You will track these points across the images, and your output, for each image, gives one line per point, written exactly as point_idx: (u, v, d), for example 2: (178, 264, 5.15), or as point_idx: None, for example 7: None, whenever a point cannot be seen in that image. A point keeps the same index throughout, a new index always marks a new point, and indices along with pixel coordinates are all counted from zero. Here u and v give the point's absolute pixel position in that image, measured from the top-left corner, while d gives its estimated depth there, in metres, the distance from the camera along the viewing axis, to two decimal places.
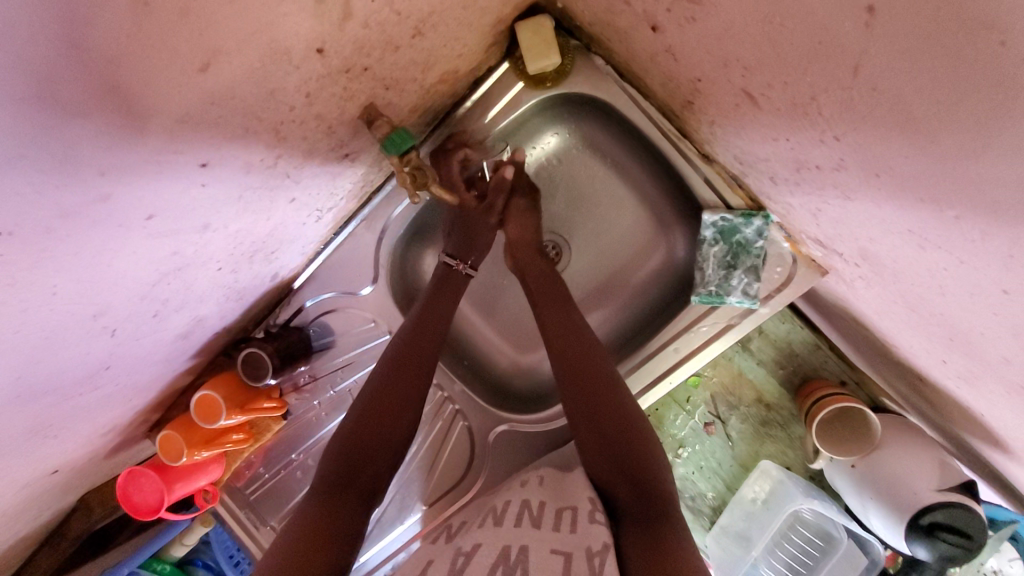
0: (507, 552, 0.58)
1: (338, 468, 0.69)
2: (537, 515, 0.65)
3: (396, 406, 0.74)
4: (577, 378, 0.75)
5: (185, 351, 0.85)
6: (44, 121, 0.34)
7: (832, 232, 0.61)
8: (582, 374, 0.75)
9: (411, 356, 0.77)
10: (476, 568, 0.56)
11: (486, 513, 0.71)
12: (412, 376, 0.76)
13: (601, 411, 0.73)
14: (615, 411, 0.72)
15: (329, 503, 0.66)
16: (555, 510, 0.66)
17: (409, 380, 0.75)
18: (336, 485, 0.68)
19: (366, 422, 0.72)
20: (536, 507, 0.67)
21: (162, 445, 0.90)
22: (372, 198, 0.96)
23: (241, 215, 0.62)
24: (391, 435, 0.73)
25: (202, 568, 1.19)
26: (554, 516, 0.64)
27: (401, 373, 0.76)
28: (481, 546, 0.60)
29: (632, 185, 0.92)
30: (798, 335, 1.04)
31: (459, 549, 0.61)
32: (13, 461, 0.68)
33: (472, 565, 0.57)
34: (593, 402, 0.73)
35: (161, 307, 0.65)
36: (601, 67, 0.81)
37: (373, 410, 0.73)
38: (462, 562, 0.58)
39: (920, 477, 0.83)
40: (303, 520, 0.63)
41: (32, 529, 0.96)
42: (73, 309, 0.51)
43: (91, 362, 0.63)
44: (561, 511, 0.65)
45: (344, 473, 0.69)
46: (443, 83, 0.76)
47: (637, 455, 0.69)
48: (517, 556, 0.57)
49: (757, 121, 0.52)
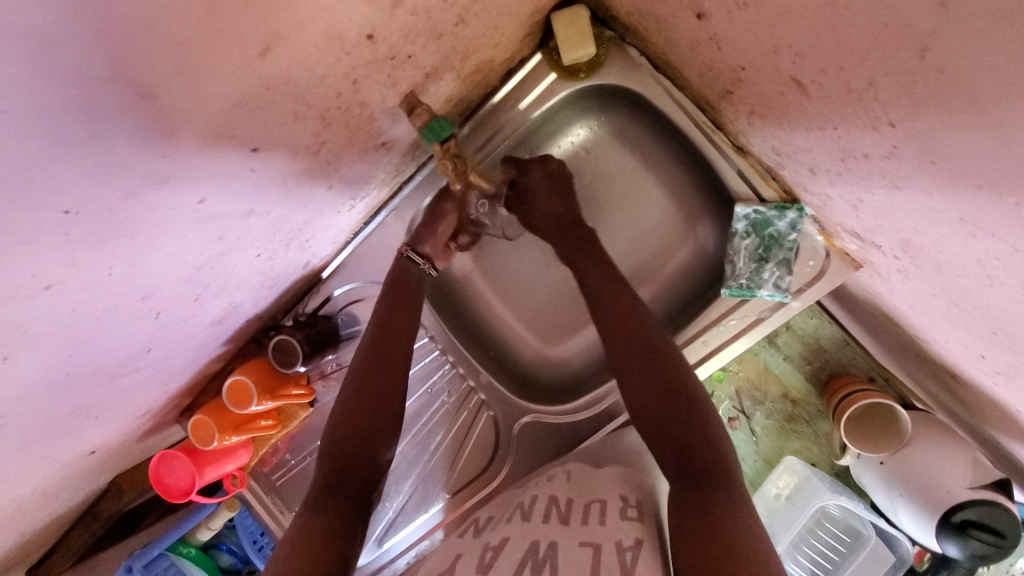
0: (536, 546, 0.59)
1: (330, 469, 0.71)
2: (565, 512, 0.66)
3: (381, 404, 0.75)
4: (628, 354, 0.72)
5: (219, 337, 0.87)
6: (115, 102, 0.34)
7: (873, 224, 0.61)
8: (630, 350, 0.72)
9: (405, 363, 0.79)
10: (507, 559, 0.58)
11: (514, 508, 0.72)
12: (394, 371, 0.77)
13: (650, 382, 0.70)
14: (661, 384, 0.69)
15: (328, 508, 0.68)
16: (582, 506, 0.66)
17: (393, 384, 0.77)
18: (343, 495, 0.70)
19: (354, 420, 0.74)
20: (564, 503, 0.68)
21: (194, 429, 0.91)
22: (403, 188, 0.96)
23: (282, 202, 0.63)
24: (377, 437, 0.74)
25: (226, 552, 1.22)
26: (582, 511, 0.65)
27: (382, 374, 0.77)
28: (509, 540, 0.61)
29: (661, 174, 0.91)
30: (825, 330, 1.03)
31: (488, 544, 0.63)
32: (56, 440, 0.70)
33: (502, 560, 0.58)
34: (638, 378, 0.71)
35: (202, 292, 0.67)
36: (636, 58, 0.81)
37: (360, 411, 0.74)
38: (492, 556, 0.59)
39: (952, 475, 0.82)
40: (304, 522, 0.66)
41: (67, 508, 0.99)
42: (126, 291, 0.52)
43: (135, 344, 0.64)
44: (589, 505, 0.66)
45: (337, 476, 0.71)
46: (478, 73, 0.76)
47: (685, 424, 0.66)
48: (547, 550, 0.57)
49: (803, 109, 0.52)
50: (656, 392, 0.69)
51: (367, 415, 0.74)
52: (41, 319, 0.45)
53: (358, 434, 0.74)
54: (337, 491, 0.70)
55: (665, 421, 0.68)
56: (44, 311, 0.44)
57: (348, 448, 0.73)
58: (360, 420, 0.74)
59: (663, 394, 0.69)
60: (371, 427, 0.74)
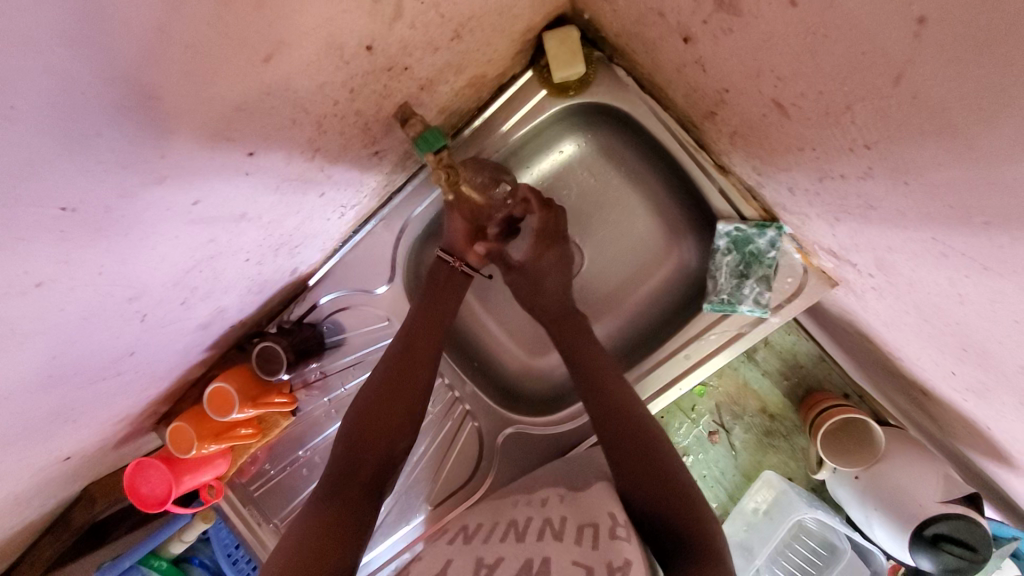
0: (530, 564, 0.60)
1: (340, 464, 0.73)
2: (558, 530, 0.67)
3: (392, 407, 0.77)
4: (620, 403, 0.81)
5: (202, 342, 0.86)
6: (123, 102, 0.35)
7: (849, 242, 0.64)
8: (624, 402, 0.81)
9: (412, 361, 0.81)
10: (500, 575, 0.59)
11: (505, 527, 0.73)
12: (414, 370, 0.80)
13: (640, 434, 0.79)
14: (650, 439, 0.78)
15: (338, 498, 0.69)
16: (576, 526, 0.68)
17: (407, 394, 0.78)
18: (341, 483, 0.71)
19: (367, 416, 0.76)
20: (558, 522, 0.69)
21: (172, 436, 0.91)
22: (393, 198, 0.95)
23: (275, 206, 0.63)
24: (388, 436, 0.75)
25: (198, 566, 1.22)
26: (575, 531, 0.66)
27: (396, 388, 0.78)
28: (504, 559, 0.63)
29: (646, 192, 0.94)
30: (803, 346, 1.06)
31: (481, 560, 0.64)
32: (30, 442, 0.69)
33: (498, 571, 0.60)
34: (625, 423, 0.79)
35: (189, 295, 0.67)
36: (623, 78, 0.84)
37: (373, 420, 0.76)
38: (488, 569, 0.61)
39: (924, 490, 0.84)
40: (314, 516, 0.67)
41: (35, 515, 0.97)
42: (112, 291, 0.52)
43: (120, 346, 0.65)
44: (582, 527, 0.67)
45: (348, 467, 0.72)
46: (472, 88, 0.78)
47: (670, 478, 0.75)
48: (540, 566, 0.60)
49: (783, 131, 0.54)
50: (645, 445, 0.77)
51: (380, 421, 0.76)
52: (29, 316, 0.45)
53: (362, 433, 0.74)
54: (348, 481, 0.71)
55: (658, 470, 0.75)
56: (33, 309, 0.44)
57: (358, 442, 0.74)
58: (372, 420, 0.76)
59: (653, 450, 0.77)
60: (377, 425, 0.75)
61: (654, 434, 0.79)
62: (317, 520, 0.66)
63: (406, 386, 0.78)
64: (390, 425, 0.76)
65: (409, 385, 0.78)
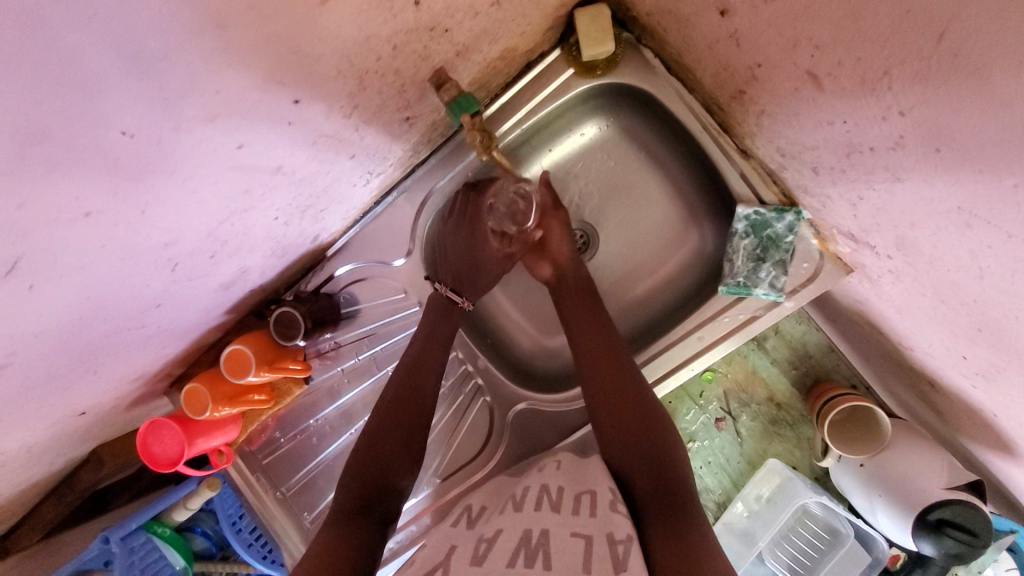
0: (529, 535, 0.60)
1: (352, 497, 0.73)
2: (556, 499, 0.68)
3: (397, 436, 0.80)
4: (608, 379, 0.82)
5: (223, 303, 0.87)
6: (188, 27, 0.36)
7: (870, 222, 0.65)
8: (610, 376, 0.82)
9: (414, 387, 0.85)
10: (499, 553, 0.58)
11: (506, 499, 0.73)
12: (415, 397, 0.84)
13: (629, 404, 0.79)
14: (640, 409, 0.78)
15: (350, 526, 0.69)
16: (573, 495, 0.69)
17: (412, 415, 0.83)
18: (354, 511, 0.71)
19: (374, 444, 0.79)
20: (554, 491, 0.70)
21: (188, 397, 0.92)
22: (415, 171, 0.97)
23: (310, 163, 0.65)
24: (397, 460, 0.78)
25: (201, 534, 1.25)
26: (573, 501, 0.67)
27: (403, 410, 0.82)
28: (503, 531, 0.62)
29: (666, 175, 0.96)
30: (814, 336, 1.07)
31: (482, 534, 0.63)
32: (54, 386, 0.70)
33: (494, 548, 0.59)
34: (612, 395, 0.80)
35: (217, 250, 0.68)
36: (649, 60, 0.85)
37: (378, 446, 0.79)
38: (486, 547, 0.60)
39: (928, 477, 0.86)
40: (328, 540, 0.67)
41: (45, 472, 0.98)
42: (150, 233, 0.53)
43: (148, 295, 0.66)
44: (580, 495, 0.68)
45: (360, 499, 0.73)
46: (503, 61, 0.79)
47: (659, 446, 0.74)
48: (538, 540, 0.59)
49: (814, 105, 0.56)
50: (633, 415, 0.78)
51: (388, 448, 0.79)
52: (75, 246, 0.46)
53: (371, 462, 0.77)
54: (362, 513, 0.72)
55: (646, 439, 0.75)
56: (79, 238, 0.45)
57: (368, 471, 0.76)
58: (381, 449, 0.78)
59: (641, 419, 0.77)
60: (385, 451, 0.78)
61: (641, 398, 0.80)
62: (332, 543, 0.66)
63: (411, 406, 0.83)
64: (396, 452, 0.79)
65: (413, 411, 0.83)
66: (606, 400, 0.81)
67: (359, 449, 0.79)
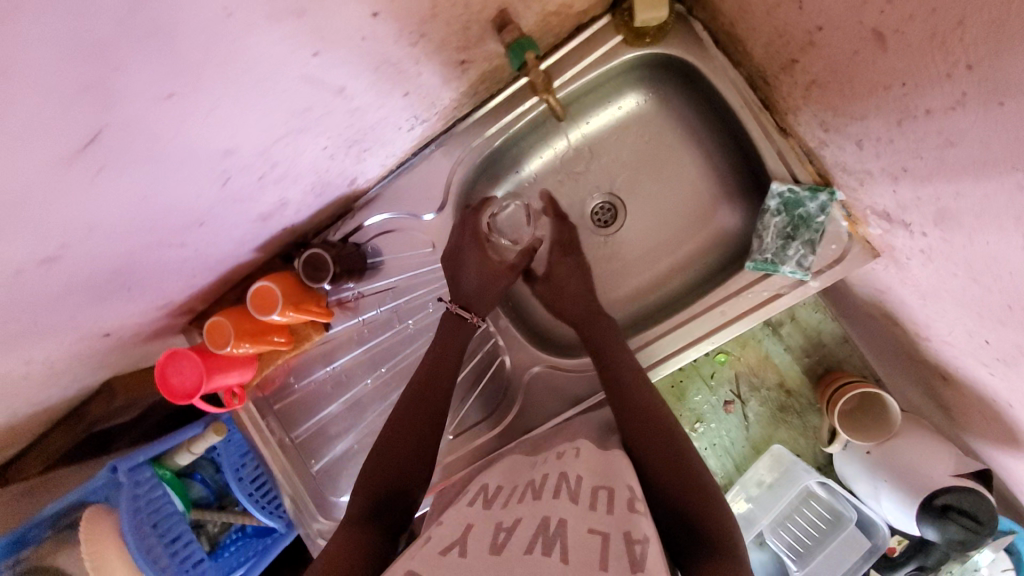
0: (546, 522, 0.58)
1: (366, 502, 0.74)
2: (574, 490, 0.65)
3: (414, 450, 0.81)
4: (635, 407, 0.82)
5: (256, 236, 0.88)
6: None
7: (910, 197, 0.67)
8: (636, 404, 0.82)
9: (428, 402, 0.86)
10: (517, 539, 0.56)
11: (523, 484, 0.71)
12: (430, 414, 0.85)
13: (656, 430, 0.79)
14: (666, 437, 0.78)
15: (365, 528, 0.70)
16: (591, 489, 0.66)
17: (427, 428, 0.84)
18: (368, 515, 0.72)
19: (389, 458, 0.80)
20: (573, 480, 0.68)
21: (210, 329, 0.93)
22: (454, 126, 0.97)
23: (368, 91, 0.66)
24: (412, 475, 0.79)
25: (199, 482, 1.25)
26: (592, 496, 0.64)
27: (419, 424, 0.84)
28: (521, 521, 0.59)
29: (700, 152, 0.98)
30: (829, 326, 1.08)
31: (500, 522, 0.60)
32: (91, 294, 0.70)
33: (513, 535, 0.57)
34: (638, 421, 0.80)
35: (266, 172, 0.69)
36: (698, 33, 0.86)
37: (393, 458, 0.80)
38: (504, 535, 0.57)
39: (935, 466, 0.88)
40: (343, 540, 0.68)
41: (57, 396, 0.98)
42: (213, 138, 0.55)
43: (193, 209, 0.66)
44: (598, 491, 0.66)
45: (374, 508, 0.73)
46: (558, 16, 0.80)
47: (686, 474, 0.74)
48: (556, 529, 0.57)
49: (874, 66, 0.57)
50: (658, 442, 0.78)
51: (403, 460, 0.80)
52: (149, 134, 0.48)
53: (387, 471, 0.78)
54: (375, 519, 0.72)
55: (672, 467, 0.74)
56: (156, 123, 0.47)
57: (384, 483, 0.77)
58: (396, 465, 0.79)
59: (667, 446, 0.77)
60: (400, 461, 0.79)
61: (667, 425, 0.80)
62: (347, 544, 0.66)
63: (424, 421, 0.84)
64: (410, 465, 0.79)
65: (425, 427, 0.84)
66: (631, 425, 0.80)
67: (375, 462, 0.80)
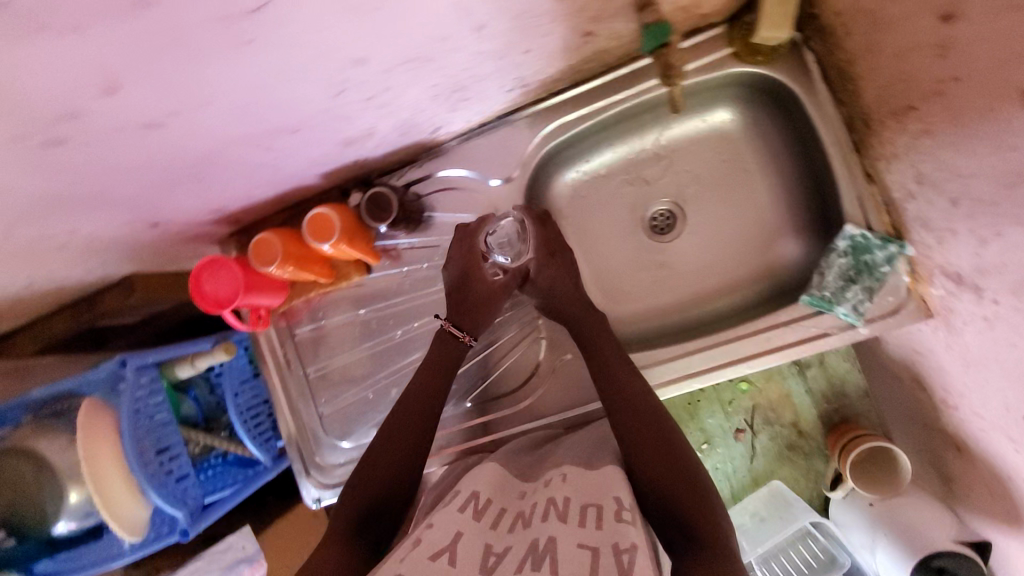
0: (536, 544, 0.58)
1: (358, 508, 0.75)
2: (562, 507, 0.63)
3: (398, 453, 0.79)
4: (632, 415, 0.78)
5: (331, 161, 0.86)
6: None
7: (993, 262, 0.69)
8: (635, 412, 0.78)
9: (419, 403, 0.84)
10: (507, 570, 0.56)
11: (514, 496, 0.70)
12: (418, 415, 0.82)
13: (655, 439, 0.75)
14: (665, 444, 0.74)
15: (351, 542, 0.70)
16: (580, 505, 0.64)
17: (419, 425, 0.82)
18: (356, 527, 0.72)
19: (371, 467, 0.79)
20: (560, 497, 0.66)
21: (258, 245, 0.91)
22: (545, 99, 0.97)
23: (500, 34, 0.66)
24: (395, 478, 0.78)
25: (190, 399, 1.17)
26: (579, 511, 0.63)
27: (404, 428, 0.81)
28: (512, 547, 0.59)
29: (776, 180, 1.00)
30: (853, 377, 1.11)
31: (490, 546, 0.60)
32: (168, 176, 0.69)
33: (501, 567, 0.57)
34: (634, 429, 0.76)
35: (375, 95, 0.68)
36: (807, 62, 0.87)
37: (375, 464, 0.79)
38: (494, 563, 0.58)
39: (937, 529, 0.90)
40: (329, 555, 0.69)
41: (84, 278, 0.95)
42: (351, 42, 0.54)
43: (297, 113, 0.65)
44: (586, 506, 0.64)
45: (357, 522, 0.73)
46: (683, 13, 0.80)
47: (685, 485, 0.70)
48: (545, 549, 0.58)
49: (1006, 124, 0.59)
50: (655, 451, 0.73)
51: (382, 468, 0.78)
52: (301, 25, 0.48)
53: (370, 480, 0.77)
54: (360, 534, 0.72)
55: (667, 478, 0.70)
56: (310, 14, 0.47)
57: (367, 495, 0.76)
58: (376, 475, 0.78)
59: (666, 456, 0.73)
60: (381, 470, 0.78)
61: (667, 432, 0.75)
62: (333, 560, 0.67)
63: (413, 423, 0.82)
64: (395, 469, 0.78)
65: (414, 430, 0.82)
66: (626, 435, 0.76)
67: (357, 475, 0.79)
